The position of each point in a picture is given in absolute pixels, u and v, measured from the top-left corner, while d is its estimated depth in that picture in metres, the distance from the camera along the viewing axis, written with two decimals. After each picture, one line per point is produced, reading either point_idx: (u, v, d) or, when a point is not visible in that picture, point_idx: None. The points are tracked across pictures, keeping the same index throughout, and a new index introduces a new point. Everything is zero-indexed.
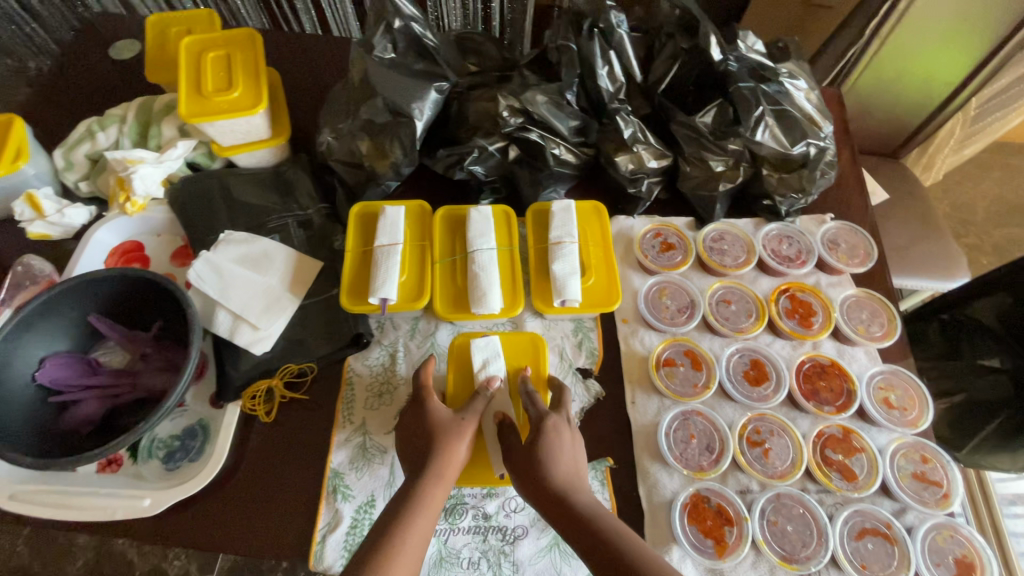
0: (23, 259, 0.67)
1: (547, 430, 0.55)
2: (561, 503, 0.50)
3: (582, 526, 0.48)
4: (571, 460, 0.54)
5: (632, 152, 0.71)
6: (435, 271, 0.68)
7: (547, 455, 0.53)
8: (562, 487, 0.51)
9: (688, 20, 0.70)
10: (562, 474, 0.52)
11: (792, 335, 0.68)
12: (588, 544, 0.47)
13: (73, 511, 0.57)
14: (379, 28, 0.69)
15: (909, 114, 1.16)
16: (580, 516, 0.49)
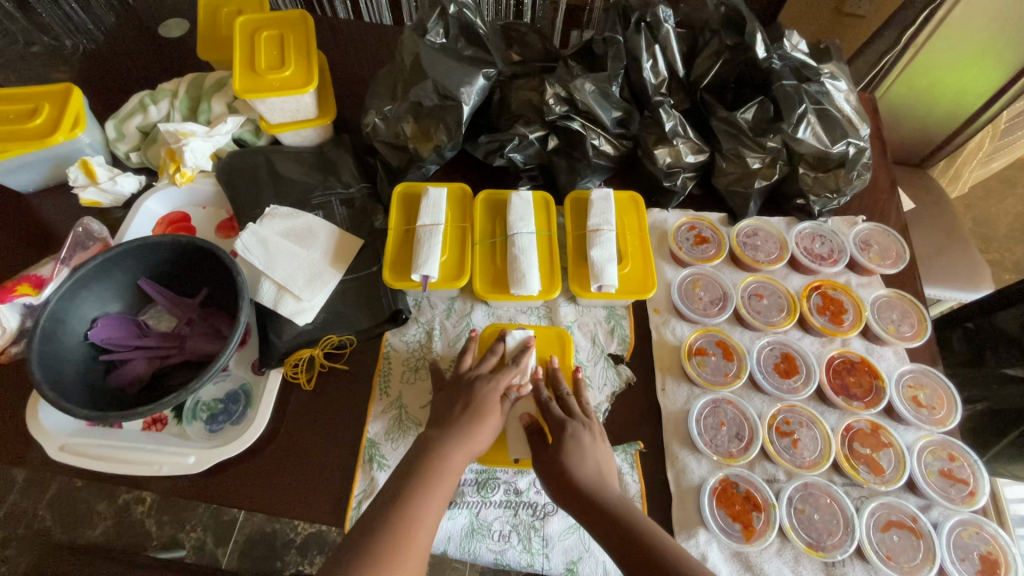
0: (84, 221, 0.69)
1: (569, 435, 0.56)
2: (585, 498, 0.51)
3: (607, 519, 0.48)
4: (596, 459, 0.54)
5: (671, 145, 0.73)
6: (475, 252, 0.70)
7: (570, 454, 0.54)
8: (586, 483, 0.52)
9: (735, 17, 0.71)
10: (585, 472, 0.53)
11: (822, 331, 0.69)
12: (611, 535, 0.47)
13: (122, 465, 0.60)
14: (434, 12, 0.70)
15: (939, 125, 1.17)
16: (603, 509, 0.49)
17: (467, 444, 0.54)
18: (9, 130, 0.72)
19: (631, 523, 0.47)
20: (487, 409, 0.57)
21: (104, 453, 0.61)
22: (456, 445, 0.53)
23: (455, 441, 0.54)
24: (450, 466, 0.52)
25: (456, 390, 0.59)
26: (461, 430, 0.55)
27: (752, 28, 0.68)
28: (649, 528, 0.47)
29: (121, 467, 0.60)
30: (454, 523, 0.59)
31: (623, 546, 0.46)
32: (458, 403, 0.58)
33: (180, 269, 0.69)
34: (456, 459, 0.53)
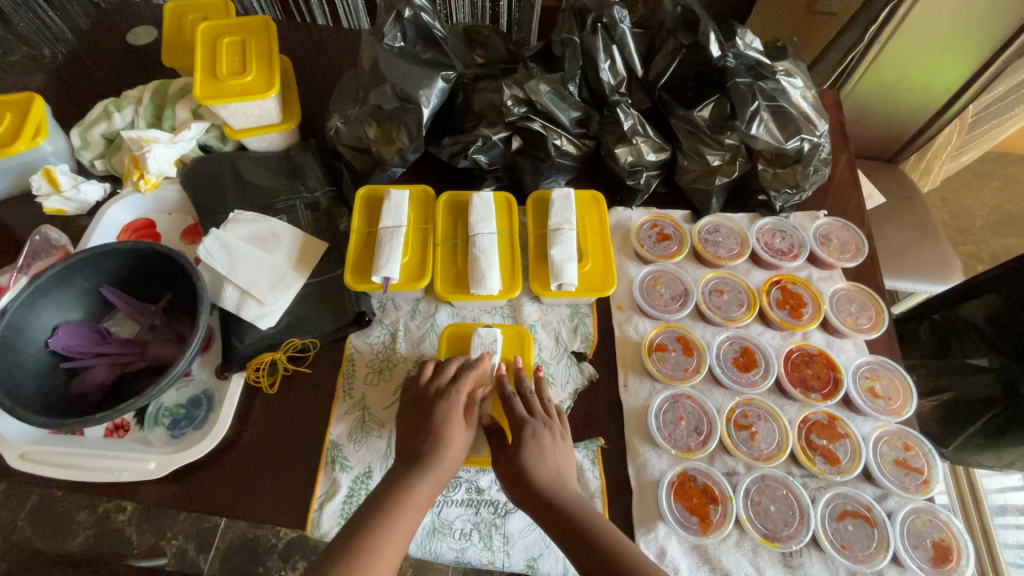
0: (41, 229, 0.71)
1: (528, 437, 0.56)
2: (547, 507, 0.52)
3: (570, 529, 0.49)
4: (555, 462, 0.55)
5: (632, 144, 0.74)
6: (437, 253, 0.70)
7: (529, 460, 0.55)
8: (547, 490, 0.53)
9: (689, 17, 0.71)
10: (545, 478, 0.54)
11: (782, 325, 0.70)
12: (571, 544, 0.48)
13: (82, 471, 0.60)
14: (389, 17, 0.70)
15: (909, 120, 1.18)
16: (565, 520, 0.50)
17: (434, 468, 0.54)
18: None
19: (592, 534, 0.48)
20: (451, 427, 0.57)
21: (63, 460, 0.60)
22: (423, 475, 0.54)
23: (421, 468, 0.54)
24: (416, 496, 0.52)
25: (420, 408, 0.59)
26: (427, 455, 0.55)
27: (704, 28, 0.69)
28: (612, 538, 0.48)
29: (81, 474, 0.60)
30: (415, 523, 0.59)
31: (587, 558, 0.47)
32: (422, 420, 0.58)
33: (143, 276, 0.69)
34: (420, 485, 0.53)
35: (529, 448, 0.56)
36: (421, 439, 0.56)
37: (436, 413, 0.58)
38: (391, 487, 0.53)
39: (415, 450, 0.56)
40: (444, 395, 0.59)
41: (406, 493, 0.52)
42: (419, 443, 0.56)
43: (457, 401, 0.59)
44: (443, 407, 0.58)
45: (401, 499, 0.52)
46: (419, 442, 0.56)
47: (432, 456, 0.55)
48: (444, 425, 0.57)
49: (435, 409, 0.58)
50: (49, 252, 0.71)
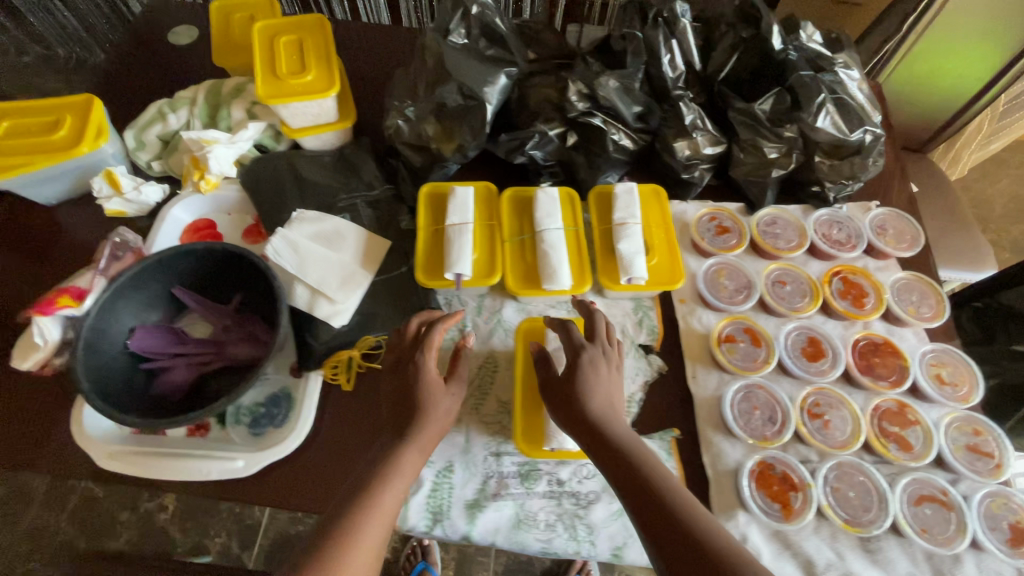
0: (119, 231, 0.70)
1: (585, 364, 0.58)
2: (597, 437, 0.53)
3: (619, 461, 0.51)
4: (606, 393, 0.56)
5: (691, 138, 0.74)
6: (506, 249, 0.71)
7: (586, 389, 0.56)
8: (599, 421, 0.54)
9: (749, 10, 0.72)
10: (596, 409, 0.55)
11: (845, 315, 0.71)
12: (619, 474, 0.50)
13: (170, 470, 0.61)
14: (456, 14, 0.71)
15: (936, 115, 1.20)
16: (614, 451, 0.52)
17: (420, 437, 0.56)
18: (34, 142, 0.73)
19: (639, 465, 0.50)
20: (428, 397, 0.58)
21: (150, 459, 0.62)
22: (410, 444, 0.55)
23: (411, 437, 0.55)
24: (402, 469, 0.53)
25: (402, 375, 0.60)
26: (416, 425, 0.56)
27: (767, 21, 0.70)
28: (658, 472, 0.50)
29: (168, 472, 0.61)
30: (500, 515, 0.61)
31: (633, 489, 0.49)
32: (401, 389, 0.59)
33: (215, 276, 0.70)
34: (405, 455, 0.54)
35: (586, 376, 0.57)
36: (405, 412, 0.57)
37: (414, 383, 0.58)
38: (380, 459, 0.54)
39: (399, 421, 0.57)
40: (420, 362, 0.59)
41: (394, 462, 0.53)
42: (406, 414, 0.57)
43: (430, 370, 0.59)
44: (422, 374, 0.59)
45: (389, 471, 0.53)
46: (403, 413, 0.57)
47: (420, 426, 0.56)
48: (427, 394, 0.58)
49: (421, 375, 0.58)
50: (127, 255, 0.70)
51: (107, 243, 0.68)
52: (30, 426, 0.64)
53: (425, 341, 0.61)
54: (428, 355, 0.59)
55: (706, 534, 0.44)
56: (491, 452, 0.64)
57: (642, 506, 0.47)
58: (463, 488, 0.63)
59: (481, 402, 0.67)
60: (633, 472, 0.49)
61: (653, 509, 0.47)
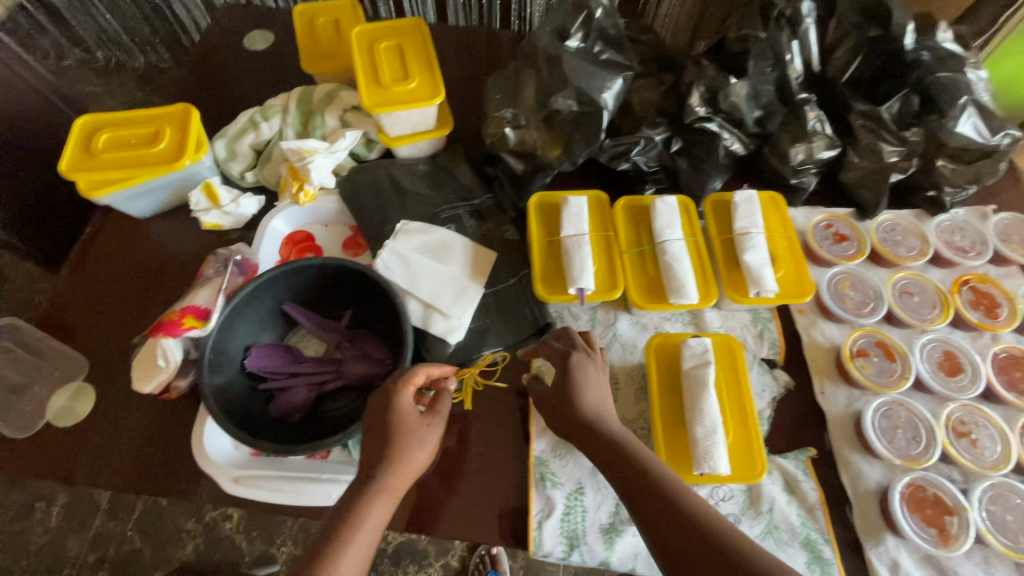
0: (228, 247, 0.69)
1: (573, 364, 0.56)
2: (597, 440, 0.51)
3: (619, 464, 0.48)
4: (597, 397, 0.54)
5: (808, 143, 0.70)
6: (625, 261, 0.69)
7: (578, 392, 0.54)
8: (595, 424, 0.52)
9: (873, 8, 0.68)
10: (589, 413, 0.53)
11: (979, 326, 0.68)
12: (616, 472, 0.48)
13: (297, 495, 0.59)
14: (580, 16, 0.68)
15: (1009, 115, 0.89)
16: (608, 449, 0.49)
17: (386, 481, 0.47)
18: (134, 155, 0.71)
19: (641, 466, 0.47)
20: (413, 432, 0.50)
21: (276, 483, 0.60)
22: (388, 477, 0.47)
23: (384, 472, 0.47)
24: (374, 510, 0.45)
25: (374, 414, 0.52)
26: (392, 459, 0.48)
27: (898, 20, 0.67)
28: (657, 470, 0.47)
29: (295, 497, 0.59)
30: (638, 540, 0.59)
31: (638, 492, 0.45)
32: (373, 424, 0.51)
33: (325, 292, 0.69)
34: (380, 496, 0.46)
35: (576, 377, 0.55)
36: (378, 445, 0.49)
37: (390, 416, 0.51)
38: (352, 497, 0.46)
39: (376, 456, 0.49)
40: (393, 392, 0.52)
41: (365, 501, 0.46)
42: (380, 448, 0.49)
43: (405, 400, 0.52)
44: (398, 406, 0.51)
45: (361, 509, 0.45)
46: (378, 446, 0.49)
47: (393, 463, 0.48)
48: (408, 429, 0.50)
49: (399, 411, 0.51)
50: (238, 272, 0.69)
51: (230, 259, 0.67)
52: (157, 448, 0.64)
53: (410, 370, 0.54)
54: (410, 384, 0.53)
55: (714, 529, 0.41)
56: None
57: (645, 509, 0.44)
58: (597, 511, 0.61)
59: None
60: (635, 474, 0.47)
61: (652, 508, 0.44)
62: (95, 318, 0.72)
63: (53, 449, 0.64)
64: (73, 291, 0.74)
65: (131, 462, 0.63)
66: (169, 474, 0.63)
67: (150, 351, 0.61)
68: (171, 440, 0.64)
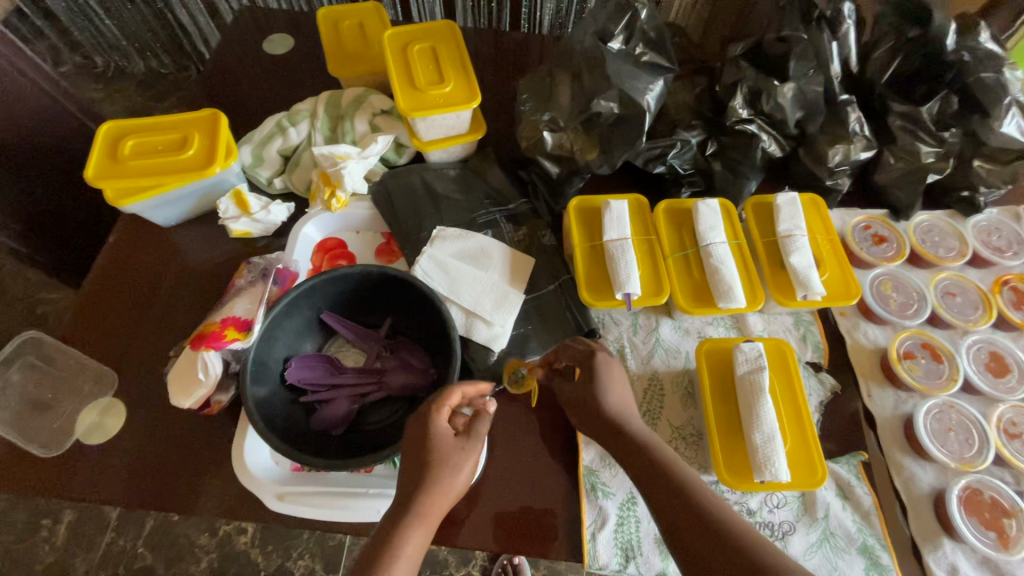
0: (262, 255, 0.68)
1: (598, 362, 0.54)
2: (625, 450, 0.50)
3: (648, 477, 0.47)
4: (621, 403, 0.53)
5: (847, 143, 0.70)
6: (669, 266, 0.68)
7: (604, 398, 0.53)
8: (623, 433, 0.51)
9: (911, 8, 0.69)
10: (616, 422, 0.51)
11: (1022, 326, 0.68)
12: (653, 486, 0.47)
13: (346, 511, 0.57)
14: (623, 19, 0.68)
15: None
16: (642, 458, 0.48)
17: (420, 511, 0.45)
18: (162, 161, 0.69)
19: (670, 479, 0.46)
20: (445, 463, 0.47)
21: (322, 500, 0.58)
22: (426, 504, 0.46)
23: (418, 500, 0.46)
24: (409, 542, 0.44)
25: (411, 437, 0.50)
26: (429, 485, 0.46)
27: (939, 20, 0.67)
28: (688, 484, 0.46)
29: (343, 514, 0.57)
30: None
31: (666, 504, 0.46)
32: (410, 454, 0.48)
33: (364, 301, 0.67)
34: (418, 525, 0.45)
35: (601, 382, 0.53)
36: (412, 471, 0.47)
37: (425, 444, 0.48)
38: (389, 528, 0.44)
39: (411, 484, 0.47)
40: (428, 420, 0.49)
41: (404, 531, 0.44)
42: (414, 476, 0.47)
43: (441, 425, 0.49)
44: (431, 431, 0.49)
45: (400, 542, 0.43)
46: (412, 473, 0.47)
47: (427, 491, 0.46)
48: (442, 456, 0.48)
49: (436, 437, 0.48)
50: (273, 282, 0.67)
51: (270, 269, 0.66)
52: (192, 464, 0.61)
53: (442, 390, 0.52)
54: (443, 410, 0.50)
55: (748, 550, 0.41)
56: None
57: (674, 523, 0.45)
58: (650, 521, 0.59)
59: (653, 427, 0.64)
60: (663, 485, 0.46)
61: (695, 529, 0.43)
62: (119, 330, 0.69)
63: (83, 467, 0.61)
64: (95, 302, 0.71)
65: (163, 480, 0.60)
66: (204, 491, 0.60)
67: (190, 364, 0.59)
68: (206, 455, 0.62)
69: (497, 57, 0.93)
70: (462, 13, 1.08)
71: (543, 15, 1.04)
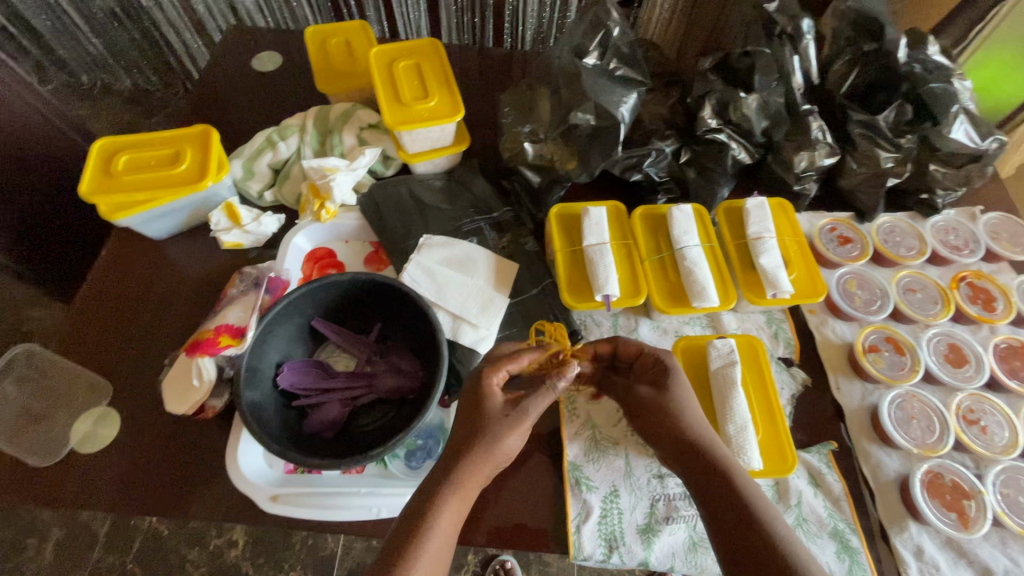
0: (255, 265, 0.71)
1: (673, 377, 0.56)
2: (693, 458, 0.52)
3: (714, 486, 0.49)
4: (697, 416, 0.54)
5: (811, 150, 0.73)
6: (646, 268, 0.71)
7: (679, 406, 0.54)
8: (697, 441, 0.52)
9: (865, 23, 0.74)
10: (691, 430, 0.53)
11: (978, 319, 0.72)
12: (715, 494, 0.49)
13: (338, 510, 0.59)
14: (597, 36, 0.72)
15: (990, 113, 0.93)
16: (708, 468, 0.50)
17: (459, 482, 0.49)
18: (156, 176, 0.71)
19: (740, 493, 0.48)
20: (498, 427, 0.50)
21: (315, 500, 0.60)
22: (469, 470, 0.49)
23: (464, 466, 0.49)
24: (445, 512, 0.47)
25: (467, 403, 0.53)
26: (474, 454, 0.49)
27: (891, 35, 0.71)
28: (757, 500, 0.48)
29: (335, 513, 0.59)
30: (675, 538, 0.60)
31: (728, 516, 0.47)
32: (465, 414, 0.52)
33: (355, 307, 0.69)
34: (452, 496, 0.48)
35: (676, 390, 0.55)
36: (464, 435, 0.50)
37: (481, 407, 0.51)
38: (429, 496, 0.48)
39: (461, 446, 0.50)
40: (485, 378, 0.53)
41: (441, 499, 0.48)
42: (463, 440, 0.50)
43: (493, 391, 0.52)
44: (485, 389, 0.52)
45: (436, 509, 0.47)
46: (465, 436, 0.50)
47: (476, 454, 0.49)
48: (493, 420, 0.50)
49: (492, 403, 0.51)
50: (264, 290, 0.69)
51: (262, 279, 0.68)
52: (187, 469, 0.63)
53: (502, 357, 0.55)
54: (498, 373, 0.53)
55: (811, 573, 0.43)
56: (654, 474, 0.64)
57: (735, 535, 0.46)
58: (633, 512, 0.62)
59: None
60: (731, 497, 0.48)
61: (752, 538, 0.45)
62: (112, 341, 0.71)
63: (78, 475, 0.62)
64: (88, 315, 0.73)
65: (157, 485, 0.62)
66: (198, 495, 0.61)
67: (185, 371, 0.61)
68: (199, 459, 0.63)
69: (479, 72, 0.97)
70: (445, 30, 1.12)
71: (525, 30, 1.07)
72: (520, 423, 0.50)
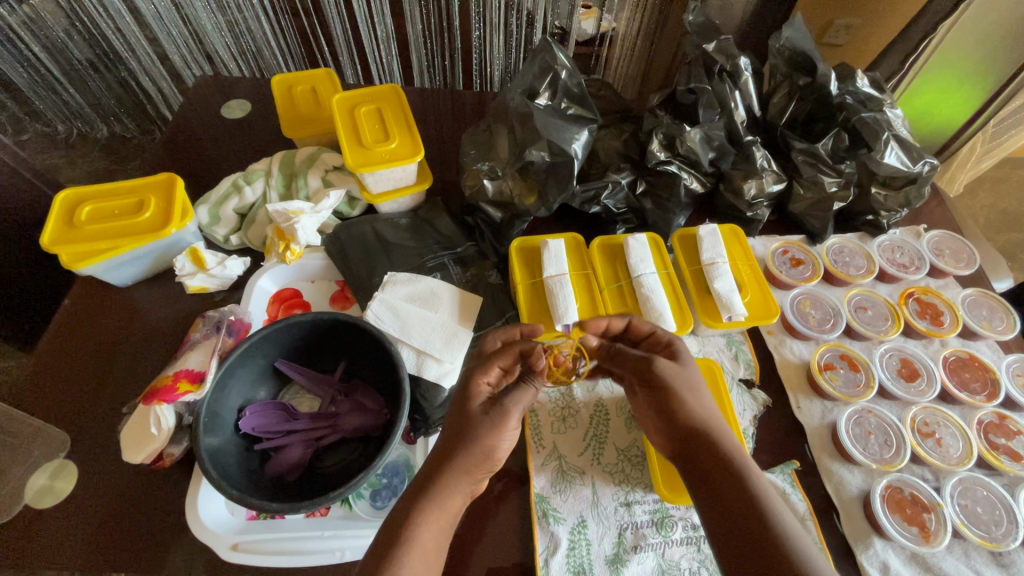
0: (220, 308, 0.72)
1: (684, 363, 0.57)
2: (700, 439, 0.52)
3: (720, 464, 0.50)
4: (706, 401, 0.55)
5: (758, 178, 0.78)
6: (606, 296, 0.74)
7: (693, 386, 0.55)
8: (704, 426, 0.53)
9: (800, 60, 0.77)
10: (701, 413, 0.54)
11: (927, 333, 0.75)
12: (717, 478, 0.49)
13: (300, 556, 0.58)
14: (546, 78, 0.76)
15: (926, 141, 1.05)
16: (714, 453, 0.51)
17: (442, 493, 0.48)
18: (119, 225, 0.72)
19: (746, 474, 0.49)
20: (479, 426, 0.50)
21: (276, 547, 0.59)
22: (451, 474, 0.48)
23: (445, 469, 0.48)
24: (426, 524, 0.46)
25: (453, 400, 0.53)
26: (460, 458, 0.49)
27: (823, 69, 0.76)
28: (761, 482, 0.48)
29: (296, 560, 0.58)
30: (643, 567, 0.60)
31: (729, 492, 0.48)
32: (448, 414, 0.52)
33: (320, 347, 0.70)
34: (432, 506, 0.47)
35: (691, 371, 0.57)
36: (445, 437, 0.51)
37: (458, 408, 0.52)
38: (408, 503, 0.47)
39: (441, 452, 0.49)
40: (470, 377, 0.53)
41: (418, 511, 0.46)
42: (445, 441, 0.50)
43: (479, 390, 0.52)
44: (470, 389, 0.52)
45: (414, 519, 0.46)
46: (445, 440, 0.50)
47: (464, 451, 0.49)
48: (480, 423, 0.50)
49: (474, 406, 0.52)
50: (227, 334, 0.70)
51: (223, 321, 0.70)
52: (146, 520, 0.61)
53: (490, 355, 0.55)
54: (487, 373, 0.54)
55: (807, 554, 0.44)
56: (621, 503, 0.64)
57: (735, 511, 0.47)
58: (601, 543, 0.61)
59: (600, 450, 0.67)
60: (734, 476, 0.49)
61: (751, 523, 0.46)
62: (70, 390, 0.70)
63: (27, 532, 0.61)
64: (49, 366, 0.72)
65: (111, 538, 0.60)
66: (153, 545, 0.60)
67: (143, 420, 0.61)
68: (157, 509, 0.62)
69: (445, 113, 1.00)
70: (417, 72, 1.15)
71: (493, 70, 1.10)
72: (505, 421, 0.50)
